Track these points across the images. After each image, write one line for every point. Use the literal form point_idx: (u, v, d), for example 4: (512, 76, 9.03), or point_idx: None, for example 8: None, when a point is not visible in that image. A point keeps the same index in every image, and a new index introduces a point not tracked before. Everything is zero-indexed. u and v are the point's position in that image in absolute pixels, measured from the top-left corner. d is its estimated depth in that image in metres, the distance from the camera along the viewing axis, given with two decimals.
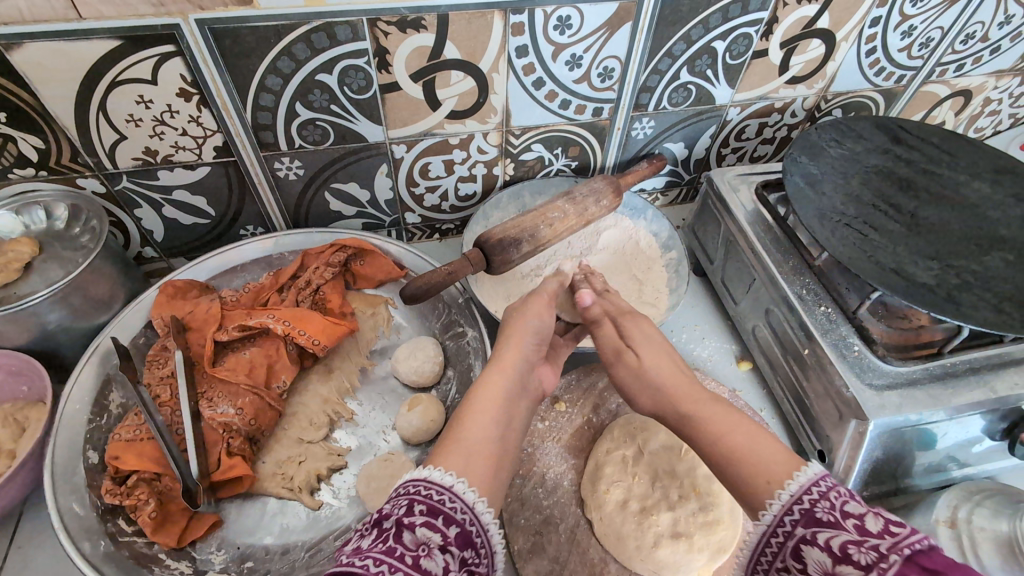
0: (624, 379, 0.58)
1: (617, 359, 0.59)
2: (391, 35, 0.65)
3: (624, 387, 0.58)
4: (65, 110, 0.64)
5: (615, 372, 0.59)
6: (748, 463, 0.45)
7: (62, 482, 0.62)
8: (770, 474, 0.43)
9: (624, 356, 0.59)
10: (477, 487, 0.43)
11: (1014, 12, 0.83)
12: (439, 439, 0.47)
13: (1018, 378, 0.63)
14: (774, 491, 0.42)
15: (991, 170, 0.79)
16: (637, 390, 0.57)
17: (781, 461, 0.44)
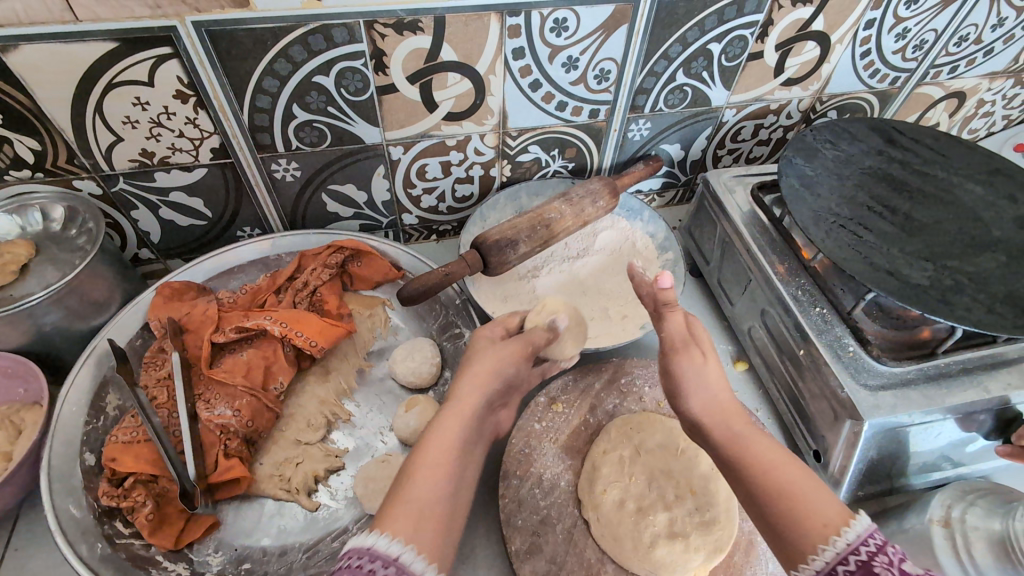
0: (686, 379, 0.55)
1: (684, 349, 0.57)
2: (388, 37, 0.65)
3: (681, 390, 0.55)
4: (62, 112, 0.64)
5: (678, 370, 0.56)
6: (802, 505, 0.43)
7: (59, 484, 0.62)
8: (826, 519, 0.42)
9: (690, 352, 0.57)
10: (424, 555, 0.41)
11: (1006, 14, 0.84)
12: (384, 499, 0.45)
13: (1011, 378, 0.63)
14: (829, 537, 0.41)
15: (984, 171, 0.79)
16: (697, 395, 0.54)
17: (836, 509, 0.43)
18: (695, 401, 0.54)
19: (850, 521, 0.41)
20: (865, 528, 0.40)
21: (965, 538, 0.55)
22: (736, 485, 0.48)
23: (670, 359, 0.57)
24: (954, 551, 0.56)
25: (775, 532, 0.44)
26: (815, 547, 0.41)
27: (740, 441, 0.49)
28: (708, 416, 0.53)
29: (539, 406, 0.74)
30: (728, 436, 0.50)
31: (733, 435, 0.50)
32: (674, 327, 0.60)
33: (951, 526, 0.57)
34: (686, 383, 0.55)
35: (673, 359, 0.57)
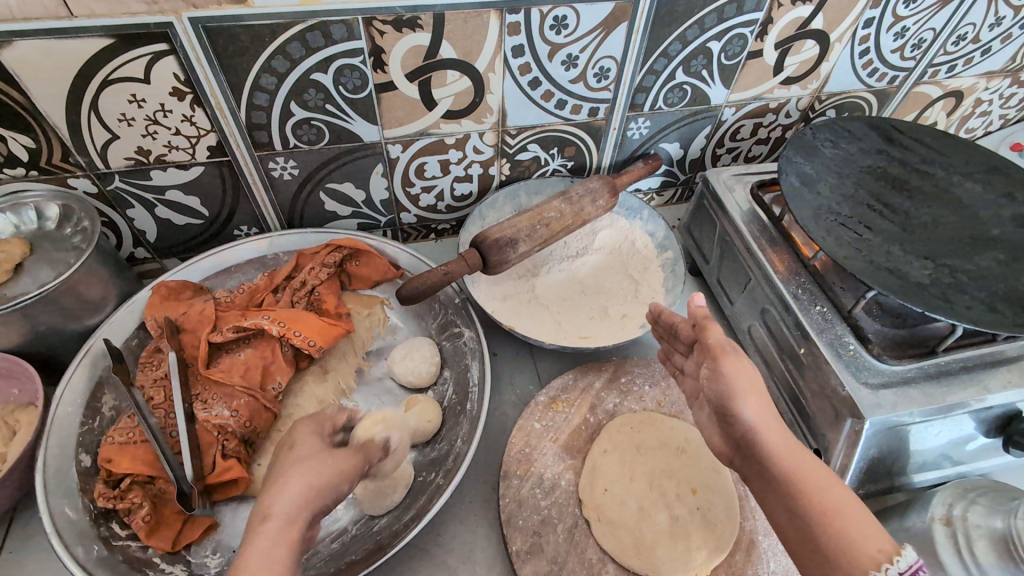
0: (738, 386, 0.54)
1: (732, 354, 0.57)
2: (387, 34, 0.65)
3: (733, 395, 0.54)
4: (56, 109, 0.63)
5: (730, 374, 0.55)
6: (855, 527, 0.44)
7: (54, 486, 0.61)
8: (878, 544, 0.43)
9: (740, 360, 0.56)
10: None
11: (1004, 13, 0.84)
12: None
13: (1010, 376, 0.63)
14: (881, 564, 0.42)
15: (983, 170, 0.79)
16: (751, 405, 0.53)
17: (885, 537, 0.44)
18: (751, 406, 0.53)
19: (900, 551, 0.43)
20: (915, 559, 0.42)
21: (967, 537, 0.55)
22: (779, 502, 0.48)
23: (720, 363, 0.56)
24: (956, 550, 0.56)
25: (821, 554, 0.44)
26: (867, 572, 0.42)
27: (790, 460, 0.49)
28: (761, 427, 0.52)
29: (539, 406, 0.74)
30: (780, 448, 0.50)
31: (782, 451, 0.50)
32: (719, 333, 0.59)
33: (953, 524, 0.57)
34: (741, 388, 0.53)
35: (723, 364, 0.56)
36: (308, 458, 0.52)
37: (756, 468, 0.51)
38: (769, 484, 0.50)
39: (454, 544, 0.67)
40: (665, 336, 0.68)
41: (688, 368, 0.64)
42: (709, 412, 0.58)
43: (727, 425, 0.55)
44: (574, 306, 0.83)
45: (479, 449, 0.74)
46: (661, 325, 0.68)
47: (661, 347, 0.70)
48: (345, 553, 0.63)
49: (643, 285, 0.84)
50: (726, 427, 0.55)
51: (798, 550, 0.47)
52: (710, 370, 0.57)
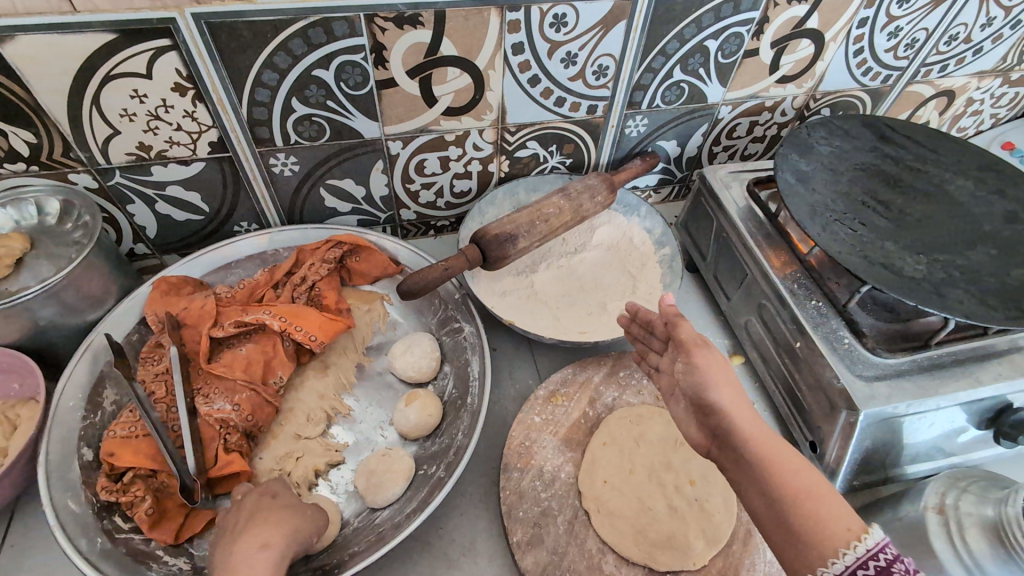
0: (711, 375, 0.54)
1: (704, 346, 0.57)
2: (388, 31, 0.65)
3: (707, 385, 0.54)
4: (57, 104, 0.63)
5: (704, 365, 0.55)
6: (825, 511, 0.45)
7: (57, 479, 0.62)
8: (847, 524, 0.44)
9: (712, 353, 0.56)
10: None
11: (995, 14, 0.85)
12: None
13: (1001, 369, 0.65)
14: (850, 543, 0.43)
15: (974, 167, 0.81)
16: (726, 395, 0.53)
17: (854, 518, 0.45)
18: (727, 396, 0.53)
19: (867, 530, 0.44)
20: (883, 537, 0.43)
21: (959, 524, 0.57)
22: (754, 488, 0.49)
23: (694, 354, 0.56)
24: (948, 536, 0.57)
25: (796, 536, 0.45)
26: (837, 552, 0.43)
27: (764, 444, 0.50)
28: (737, 414, 0.52)
29: (539, 400, 0.75)
30: (754, 434, 0.50)
31: (756, 437, 0.50)
32: (689, 329, 0.58)
33: (945, 513, 0.58)
34: (714, 378, 0.53)
35: (695, 357, 0.56)
36: (270, 506, 0.59)
37: (732, 456, 0.51)
38: (743, 469, 0.50)
39: (455, 536, 0.67)
40: (642, 337, 0.67)
41: (665, 364, 0.63)
42: (685, 405, 0.58)
43: (702, 415, 0.54)
44: (573, 301, 0.83)
45: (480, 443, 0.75)
46: (637, 328, 0.68)
47: (636, 348, 0.68)
48: (349, 544, 0.64)
49: (641, 280, 0.85)
50: (702, 418, 0.54)
51: (772, 536, 0.47)
52: (685, 363, 0.57)
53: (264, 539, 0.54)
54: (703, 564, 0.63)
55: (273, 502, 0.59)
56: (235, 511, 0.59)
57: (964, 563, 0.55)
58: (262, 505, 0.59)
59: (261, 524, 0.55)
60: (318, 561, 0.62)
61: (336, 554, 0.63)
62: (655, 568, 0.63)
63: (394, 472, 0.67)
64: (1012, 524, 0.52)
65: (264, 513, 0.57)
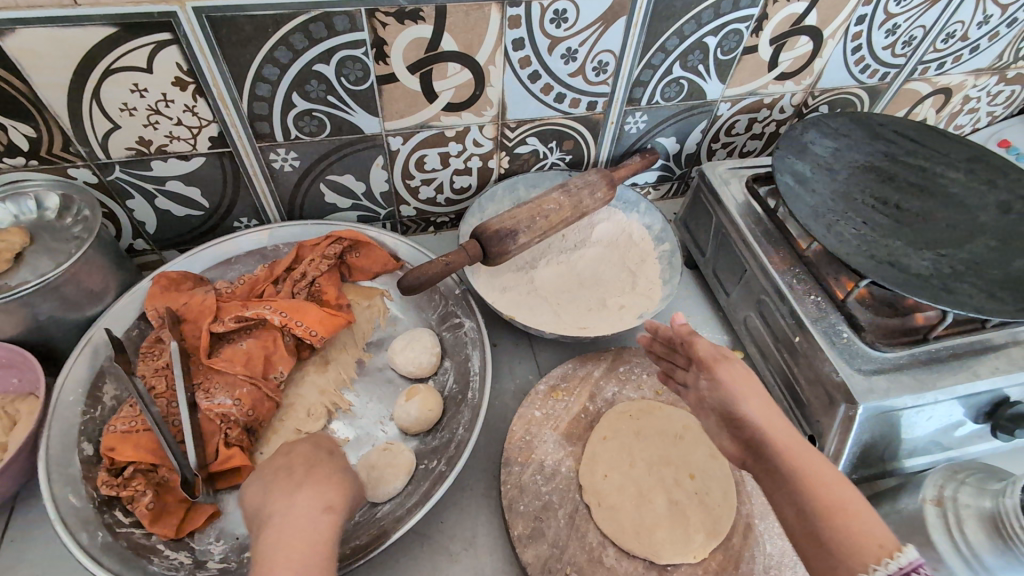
0: (736, 388, 0.58)
1: (725, 360, 0.61)
2: (389, 26, 0.65)
3: (735, 398, 0.58)
4: (56, 97, 0.63)
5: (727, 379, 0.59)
6: (856, 524, 0.46)
7: (57, 473, 0.61)
8: (880, 541, 0.45)
9: (733, 366, 0.61)
10: None
11: (992, 12, 0.86)
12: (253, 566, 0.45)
13: (998, 363, 0.65)
14: (882, 558, 0.43)
15: (971, 163, 0.81)
16: (756, 408, 0.56)
17: (887, 535, 0.45)
18: (755, 408, 0.56)
19: (902, 549, 0.44)
20: (917, 558, 0.43)
21: (958, 516, 0.57)
22: (786, 498, 0.50)
23: (717, 369, 0.61)
24: (946, 527, 0.58)
25: (825, 547, 0.46)
26: (868, 566, 0.43)
27: (798, 455, 0.51)
28: (768, 426, 0.54)
29: (539, 395, 0.75)
30: (786, 443, 0.52)
31: (787, 447, 0.52)
32: (708, 345, 0.63)
33: (943, 505, 0.59)
34: (739, 390, 0.58)
35: (718, 371, 0.60)
36: (327, 462, 0.55)
37: (766, 467, 0.53)
38: (778, 481, 0.51)
39: (456, 531, 0.67)
40: (665, 354, 0.71)
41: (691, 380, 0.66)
42: (715, 420, 0.61)
43: (736, 428, 0.57)
44: (573, 297, 0.84)
45: (480, 438, 0.75)
46: (660, 346, 0.71)
47: (662, 366, 0.72)
48: (350, 538, 0.64)
49: (640, 276, 0.85)
50: (735, 430, 0.57)
51: (803, 547, 0.48)
52: (709, 379, 0.61)
53: (326, 500, 0.50)
54: (703, 557, 0.63)
55: (329, 458, 0.56)
56: (289, 459, 0.55)
57: (962, 555, 0.56)
58: (319, 460, 0.55)
59: (319, 482, 0.52)
60: None
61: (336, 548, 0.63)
62: (656, 561, 0.63)
63: (396, 467, 0.67)
64: (1009, 515, 0.53)
65: (323, 470, 0.54)
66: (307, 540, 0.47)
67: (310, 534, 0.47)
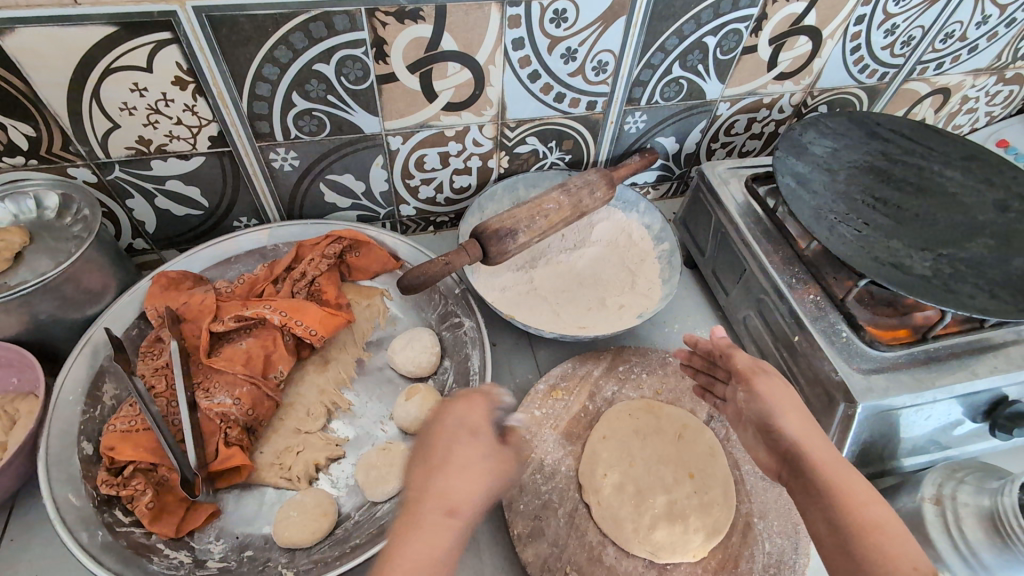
0: (776, 403, 0.57)
1: (763, 373, 0.61)
2: (389, 25, 0.65)
3: (772, 411, 0.57)
4: (55, 96, 0.63)
5: (764, 393, 0.59)
6: (891, 546, 0.45)
7: (57, 473, 0.62)
8: (915, 563, 0.43)
9: (771, 380, 0.60)
10: None
11: (990, 12, 0.86)
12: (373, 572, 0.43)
13: (997, 362, 0.65)
14: None
15: (969, 162, 0.82)
16: (792, 422, 0.56)
17: (924, 560, 0.44)
18: (791, 422, 0.56)
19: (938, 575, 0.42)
20: None
21: (956, 514, 0.57)
22: (818, 511, 0.49)
23: (753, 382, 0.61)
24: (945, 525, 0.58)
25: (855, 564, 0.45)
26: None
27: (833, 470, 0.50)
28: (805, 441, 0.54)
29: (539, 394, 0.76)
30: (823, 459, 0.52)
31: (824, 462, 0.51)
32: (745, 358, 0.64)
33: (942, 503, 0.59)
34: (779, 404, 0.57)
35: (756, 384, 0.60)
36: (468, 449, 0.50)
37: (801, 481, 0.52)
38: (811, 494, 0.50)
39: None
40: (706, 368, 0.73)
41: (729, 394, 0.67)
42: (752, 432, 0.60)
43: (771, 442, 0.57)
44: (574, 296, 0.84)
45: None
46: (699, 361, 0.74)
47: (700, 379, 0.74)
48: (349, 537, 0.64)
49: (641, 276, 0.85)
50: (772, 443, 0.56)
51: (834, 562, 0.46)
52: (746, 391, 0.61)
53: (451, 504, 0.46)
54: (702, 556, 0.64)
55: (468, 442, 0.50)
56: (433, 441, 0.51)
57: (961, 553, 0.56)
58: (458, 443, 0.50)
59: (454, 477, 0.48)
60: (318, 554, 0.63)
61: (336, 548, 0.63)
62: (655, 560, 0.63)
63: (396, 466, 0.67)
64: (1007, 513, 0.53)
65: (459, 460, 0.49)
66: (429, 551, 0.43)
67: (432, 545, 0.44)
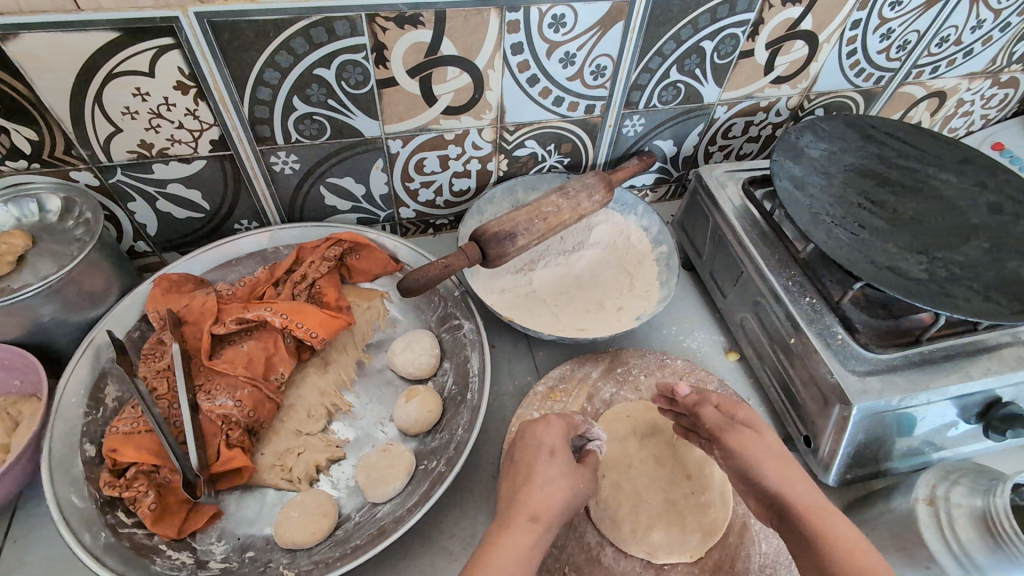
0: (752, 455, 0.57)
1: (734, 430, 0.60)
2: (389, 30, 0.66)
3: (752, 464, 0.56)
4: (59, 101, 0.64)
5: (737, 449, 0.58)
6: None
7: (61, 475, 0.62)
8: None
9: (741, 433, 0.60)
10: None
11: (986, 16, 0.87)
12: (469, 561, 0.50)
13: (991, 364, 0.66)
14: None
15: (964, 164, 0.82)
16: (772, 472, 0.55)
17: None
18: (772, 472, 0.55)
19: None
20: None
21: (950, 515, 0.58)
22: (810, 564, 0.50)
23: (726, 439, 0.60)
24: (938, 526, 0.59)
25: None
26: None
27: (821, 519, 0.51)
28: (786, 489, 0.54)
29: (538, 396, 0.76)
30: (809, 510, 0.52)
31: (811, 510, 0.52)
32: (714, 415, 0.63)
33: (936, 504, 0.60)
34: (755, 457, 0.56)
35: (728, 441, 0.59)
36: (550, 464, 0.58)
37: (791, 530, 0.53)
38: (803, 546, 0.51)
39: (455, 531, 0.68)
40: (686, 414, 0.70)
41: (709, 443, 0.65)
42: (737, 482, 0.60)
43: (753, 489, 0.57)
44: (572, 298, 0.84)
45: (480, 439, 0.76)
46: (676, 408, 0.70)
47: (681, 423, 0.70)
48: (350, 538, 0.65)
49: (638, 279, 0.86)
50: (755, 491, 0.57)
51: None
52: (721, 449, 0.60)
53: (532, 510, 0.54)
54: (699, 557, 0.64)
55: (548, 462, 0.59)
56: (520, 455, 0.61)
57: (954, 553, 0.57)
58: (538, 464, 0.58)
59: (540, 488, 0.56)
60: (319, 554, 0.63)
61: (336, 548, 0.64)
62: (653, 561, 0.64)
63: (396, 468, 0.68)
64: (999, 514, 0.54)
65: (541, 474, 0.57)
66: (516, 546, 0.51)
67: (518, 544, 0.51)
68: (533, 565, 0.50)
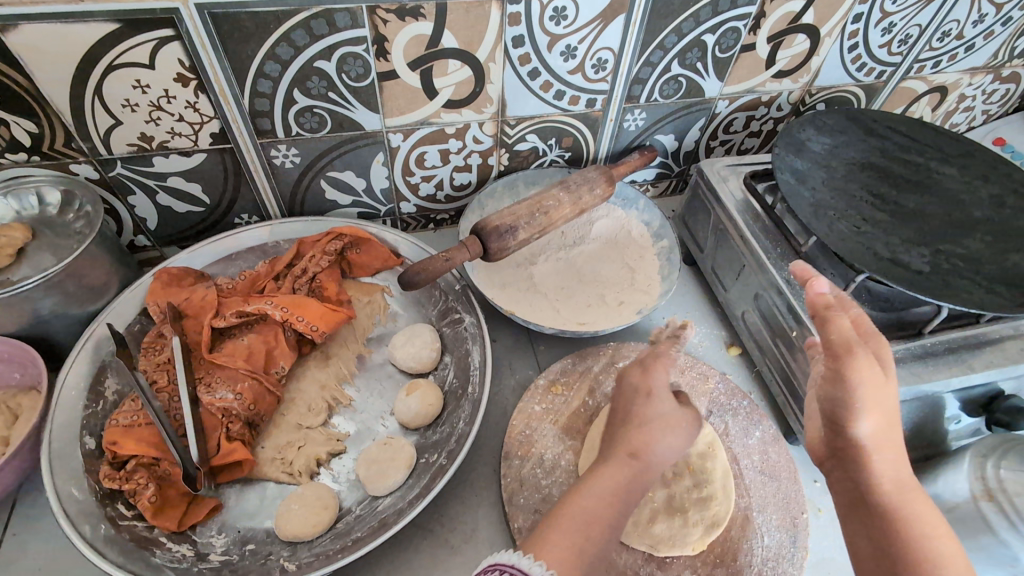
0: (868, 398, 0.51)
1: (862, 360, 0.52)
2: (390, 22, 0.66)
3: (853, 405, 0.51)
4: (60, 93, 0.63)
5: (862, 385, 0.51)
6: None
7: (61, 467, 0.62)
8: None
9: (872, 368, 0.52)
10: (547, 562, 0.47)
11: (987, 11, 0.86)
12: (553, 510, 0.53)
13: (993, 357, 0.66)
14: None
15: (965, 157, 0.82)
16: (874, 419, 0.51)
17: None
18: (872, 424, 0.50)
19: None
20: None
21: None
22: (860, 525, 0.50)
23: (844, 368, 0.52)
24: None
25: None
26: None
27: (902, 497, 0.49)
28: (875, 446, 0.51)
29: (539, 390, 0.76)
30: (884, 477, 0.50)
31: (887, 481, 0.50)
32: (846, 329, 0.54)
33: None
34: (866, 402, 0.51)
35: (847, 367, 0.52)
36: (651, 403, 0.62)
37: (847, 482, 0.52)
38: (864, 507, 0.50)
39: (456, 524, 0.68)
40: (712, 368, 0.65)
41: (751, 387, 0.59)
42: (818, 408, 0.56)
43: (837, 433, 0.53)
44: (574, 292, 0.84)
45: (481, 432, 0.76)
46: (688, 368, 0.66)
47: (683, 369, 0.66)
48: (350, 530, 0.64)
49: (639, 273, 0.86)
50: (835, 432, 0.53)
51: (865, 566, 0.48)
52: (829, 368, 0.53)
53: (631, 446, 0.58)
54: (701, 549, 0.64)
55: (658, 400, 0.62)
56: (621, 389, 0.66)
57: None
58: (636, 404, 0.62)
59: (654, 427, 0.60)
60: (320, 548, 0.63)
61: (337, 540, 0.63)
62: (655, 554, 0.63)
63: (397, 460, 0.67)
64: None
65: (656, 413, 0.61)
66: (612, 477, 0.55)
67: (616, 474, 0.55)
68: (625, 496, 0.54)
